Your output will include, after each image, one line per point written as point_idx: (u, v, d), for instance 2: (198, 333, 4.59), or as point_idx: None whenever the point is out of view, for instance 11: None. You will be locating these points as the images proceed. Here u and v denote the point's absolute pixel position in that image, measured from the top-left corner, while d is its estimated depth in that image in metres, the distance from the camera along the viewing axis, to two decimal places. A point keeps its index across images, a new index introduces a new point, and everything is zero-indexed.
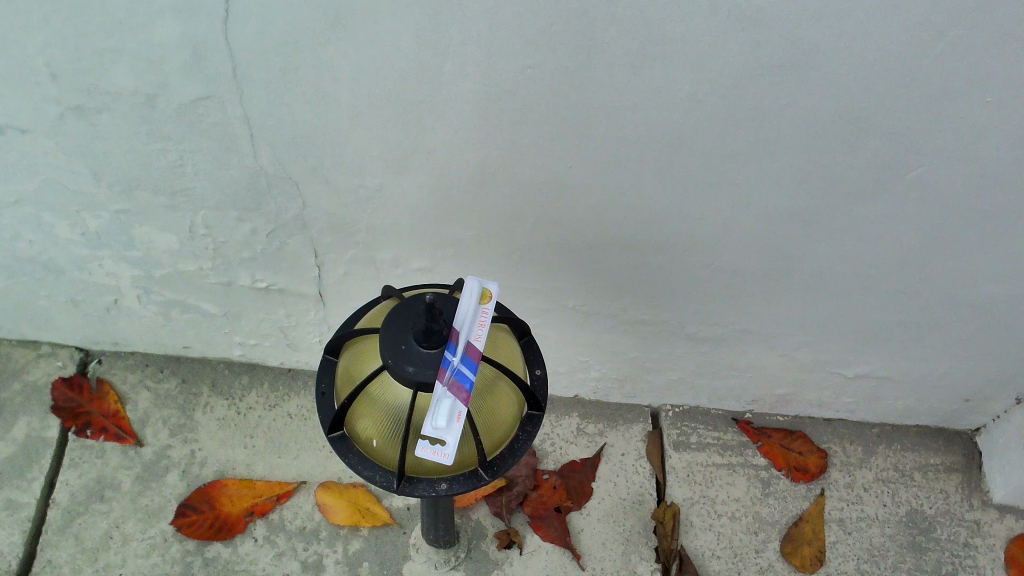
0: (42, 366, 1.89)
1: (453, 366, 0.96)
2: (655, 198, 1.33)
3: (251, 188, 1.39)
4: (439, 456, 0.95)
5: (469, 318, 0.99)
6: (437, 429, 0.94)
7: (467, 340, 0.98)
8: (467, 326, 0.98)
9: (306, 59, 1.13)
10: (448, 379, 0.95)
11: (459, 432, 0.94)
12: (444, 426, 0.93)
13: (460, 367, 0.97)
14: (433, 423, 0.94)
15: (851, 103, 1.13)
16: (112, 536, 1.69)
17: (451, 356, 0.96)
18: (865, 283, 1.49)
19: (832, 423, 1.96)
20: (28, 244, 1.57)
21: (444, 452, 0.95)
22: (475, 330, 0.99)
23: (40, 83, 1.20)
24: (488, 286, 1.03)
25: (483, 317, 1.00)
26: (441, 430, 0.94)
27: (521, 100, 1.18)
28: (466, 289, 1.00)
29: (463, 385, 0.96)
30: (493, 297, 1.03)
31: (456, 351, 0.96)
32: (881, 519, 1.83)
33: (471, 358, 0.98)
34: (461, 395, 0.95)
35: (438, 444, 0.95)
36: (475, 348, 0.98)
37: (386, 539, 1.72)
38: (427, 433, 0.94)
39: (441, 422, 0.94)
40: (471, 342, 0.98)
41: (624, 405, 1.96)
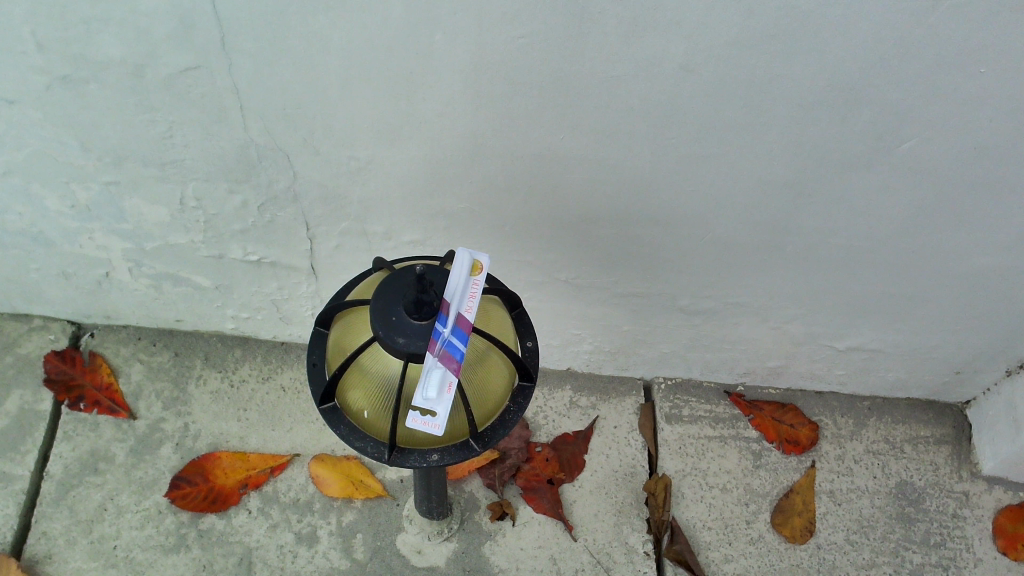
0: (34, 339, 1.88)
1: (443, 338, 0.95)
2: (648, 170, 1.32)
3: (242, 161, 1.38)
4: (429, 427, 0.95)
5: (459, 290, 0.98)
6: (427, 401, 0.94)
7: (457, 311, 0.97)
8: (457, 298, 0.97)
9: (294, 30, 1.12)
10: (439, 351, 0.94)
11: (448, 404, 0.94)
12: (434, 397, 0.93)
13: (451, 338, 0.96)
14: (422, 394, 0.93)
15: (845, 75, 1.12)
16: (107, 508, 1.70)
17: (441, 328, 0.95)
18: (857, 256, 1.49)
19: (824, 397, 1.97)
20: (18, 217, 1.56)
21: (434, 423, 0.95)
22: (466, 302, 0.98)
23: (26, 52, 1.18)
24: (479, 258, 1.02)
25: (473, 289, 0.99)
26: (431, 401, 0.93)
27: (512, 70, 1.16)
28: (456, 261, 0.99)
29: (453, 356, 0.96)
30: (484, 268, 1.01)
31: (447, 323, 0.95)
32: (871, 490, 1.85)
33: (461, 330, 0.97)
34: (452, 366, 0.95)
35: (429, 414, 0.95)
36: (466, 320, 0.97)
37: (380, 510, 1.73)
38: (417, 404, 0.94)
39: (431, 394, 0.94)
40: (462, 313, 0.97)
41: (617, 377, 1.96)
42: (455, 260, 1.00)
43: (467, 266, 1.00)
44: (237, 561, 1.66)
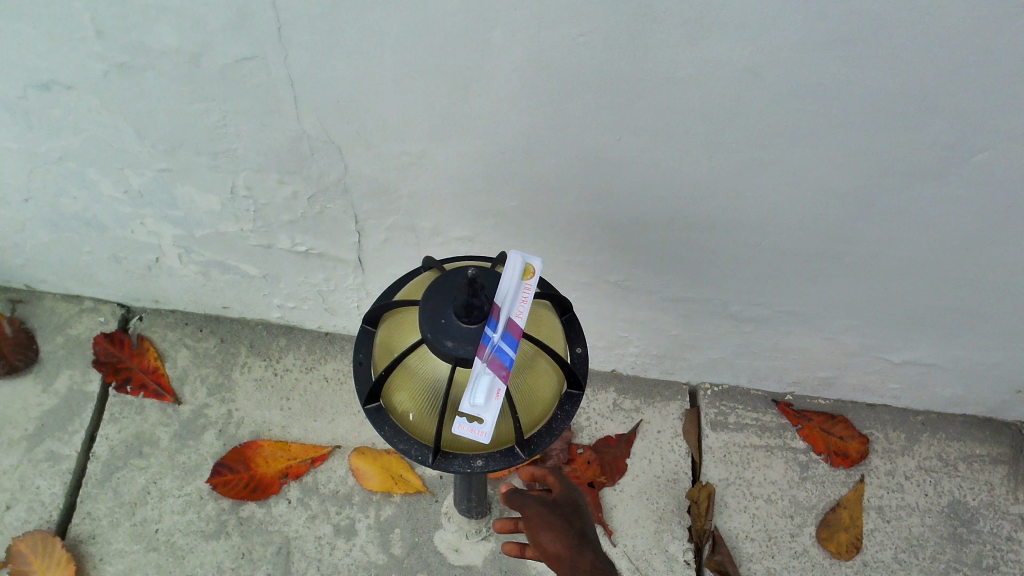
0: (84, 320, 1.91)
1: (493, 343, 0.93)
2: (706, 174, 1.29)
3: (295, 152, 1.37)
4: (476, 435, 0.93)
5: (511, 294, 0.96)
6: (475, 407, 0.92)
7: (508, 315, 0.95)
8: (508, 303, 0.95)
9: (350, 22, 1.10)
10: (488, 356, 0.93)
11: (497, 412, 0.92)
12: (482, 403, 0.91)
13: (501, 344, 0.94)
14: (471, 401, 0.92)
15: (918, 83, 1.07)
16: (150, 491, 1.71)
17: (491, 333, 0.94)
18: (919, 268, 1.44)
19: (875, 409, 1.91)
20: (72, 200, 1.57)
21: (482, 430, 0.92)
22: (517, 306, 0.96)
23: (85, 40, 1.18)
24: (531, 263, 1.00)
25: (524, 293, 0.97)
26: (479, 408, 0.91)
27: (570, 69, 1.13)
28: (506, 265, 0.98)
29: (503, 362, 0.93)
30: (536, 273, 1.00)
31: (497, 328, 0.93)
32: (922, 508, 1.79)
33: (512, 335, 0.95)
34: (501, 372, 0.93)
35: (476, 422, 0.93)
36: (516, 324, 0.95)
37: (419, 506, 1.72)
38: (465, 410, 0.92)
39: (479, 399, 0.92)
40: (513, 318, 0.95)
41: (662, 381, 1.93)
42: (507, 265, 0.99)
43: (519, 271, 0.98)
44: (276, 550, 1.66)
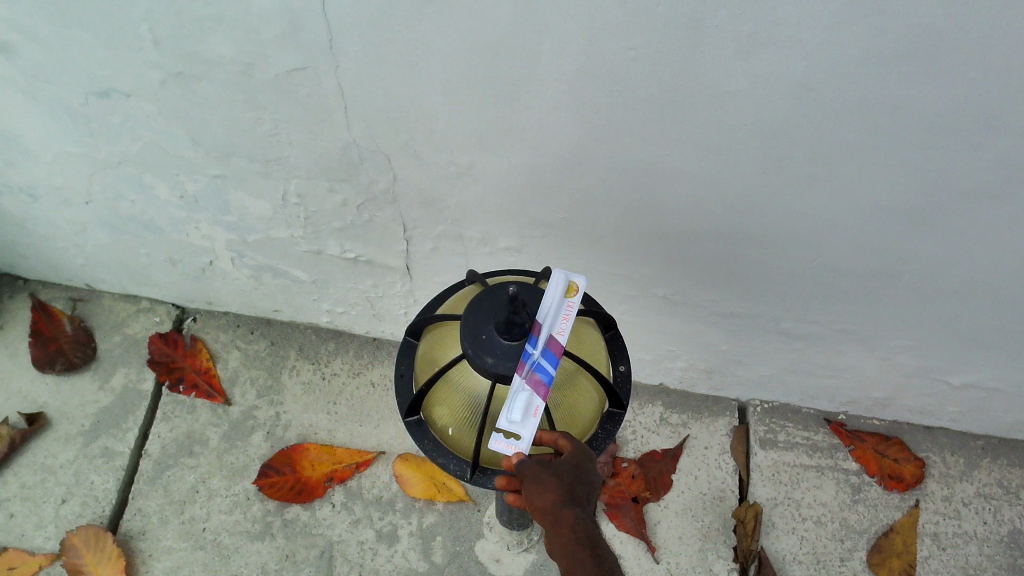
0: (141, 320, 1.95)
1: (532, 359, 0.92)
2: (759, 189, 1.26)
3: (345, 161, 1.38)
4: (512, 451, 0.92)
5: (552, 311, 0.95)
6: (512, 423, 0.92)
7: (549, 333, 0.94)
8: (550, 320, 0.95)
9: (400, 33, 1.10)
10: (527, 373, 0.92)
11: (533, 429, 0.92)
12: (519, 420, 0.91)
13: (541, 360, 0.93)
14: (508, 416, 0.91)
15: (983, 100, 1.03)
16: (199, 490, 1.74)
17: (532, 350, 0.93)
18: (981, 289, 1.39)
19: (933, 432, 1.85)
20: (130, 204, 1.61)
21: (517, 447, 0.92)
22: (559, 324, 0.96)
23: (143, 49, 1.21)
24: (574, 281, 1.00)
25: (567, 311, 0.97)
26: (516, 424, 0.91)
27: (620, 82, 1.12)
28: (551, 282, 0.98)
29: (542, 379, 0.93)
30: (580, 291, 0.99)
31: (537, 344, 0.93)
32: (980, 537, 1.73)
33: (552, 352, 0.94)
34: (539, 389, 0.92)
35: (513, 439, 0.93)
36: (557, 342, 0.95)
37: (461, 515, 1.72)
38: (501, 426, 0.92)
39: (516, 415, 0.91)
40: (554, 335, 0.95)
41: (710, 396, 1.90)
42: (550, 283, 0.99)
43: (563, 288, 0.98)
44: (319, 553, 1.68)
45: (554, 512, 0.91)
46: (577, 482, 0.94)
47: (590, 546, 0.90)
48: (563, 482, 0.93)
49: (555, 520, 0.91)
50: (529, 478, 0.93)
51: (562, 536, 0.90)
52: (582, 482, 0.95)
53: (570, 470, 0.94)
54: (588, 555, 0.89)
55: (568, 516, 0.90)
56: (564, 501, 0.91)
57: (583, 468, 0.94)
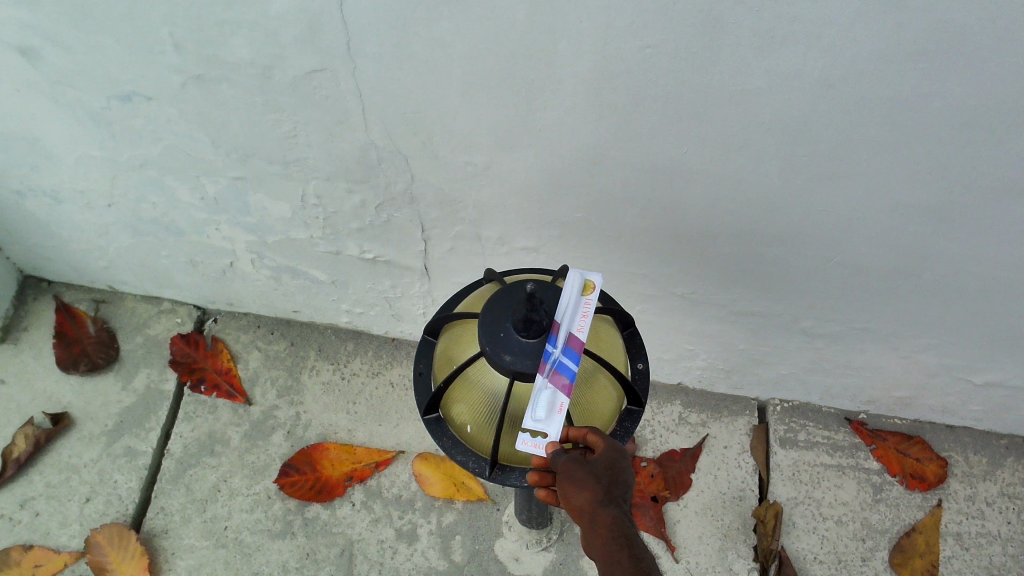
0: (162, 321, 1.97)
1: (553, 358, 0.93)
2: (777, 187, 1.25)
3: (363, 162, 1.39)
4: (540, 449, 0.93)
5: (569, 309, 0.96)
6: (538, 421, 0.92)
7: (568, 330, 0.95)
8: (568, 319, 0.95)
9: (417, 34, 1.11)
10: (548, 371, 0.92)
11: (559, 426, 0.92)
12: (544, 418, 0.92)
13: (562, 358, 0.94)
14: (533, 416, 0.92)
15: (1004, 97, 1.02)
16: (220, 489, 1.76)
17: (551, 349, 0.93)
18: (1005, 287, 1.37)
19: (956, 431, 1.84)
20: (152, 206, 1.62)
21: (544, 445, 0.93)
22: (577, 322, 0.96)
23: (164, 53, 1.22)
24: (591, 279, 1.01)
25: (585, 309, 0.97)
26: (542, 422, 0.92)
27: (637, 81, 1.12)
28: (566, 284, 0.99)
29: (564, 375, 0.93)
30: (597, 288, 1.00)
31: (556, 343, 0.93)
32: (1004, 537, 1.71)
33: (573, 349, 0.94)
34: (563, 386, 0.93)
35: (540, 436, 0.93)
36: (577, 339, 0.95)
37: (480, 514, 1.72)
38: (528, 426, 0.93)
39: (541, 413, 0.92)
40: (573, 333, 0.95)
41: (729, 395, 1.89)
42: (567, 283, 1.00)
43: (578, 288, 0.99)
44: (339, 552, 1.69)
45: (591, 511, 0.91)
46: (612, 482, 0.94)
47: (628, 546, 0.89)
48: (599, 481, 0.92)
49: (591, 519, 0.90)
50: (564, 474, 0.92)
51: (599, 536, 0.90)
52: (616, 482, 0.95)
53: (605, 469, 0.94)
54: (626, 552, 0.88)
55: (604, 514, 0.90)
56: (600, 500, 0.91)
57: (617, 466, 0.95)
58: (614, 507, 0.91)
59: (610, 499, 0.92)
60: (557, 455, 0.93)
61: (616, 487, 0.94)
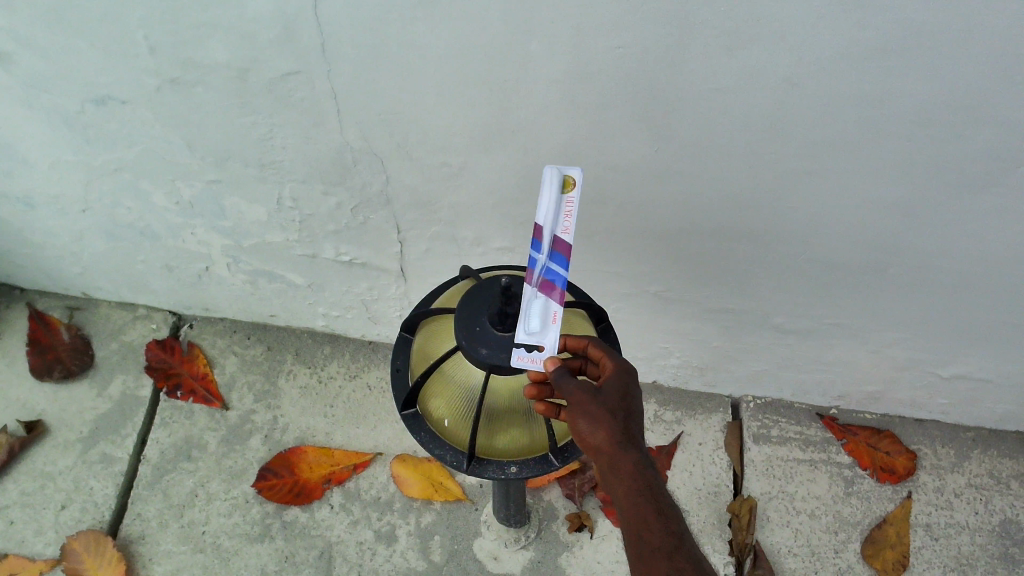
0: (138, 327, 1.97)
1: (540, 266, 0.95)
2: (746, 184, 1.28)
3: (339, 164, 1.40)
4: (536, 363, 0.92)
5: (552, 210, 0.94)
6: (531, 335, 0.93)
7: (552, 235, 0.94)
8: (551, 220, 0.94)
9: (392, 35, 1.12)
10: (536, 281, 0.95)
11: (554, 336, 0.93)
12: (538, 329, 0.93)
13: (549, 264, 0.95)
14: (526, 328, 0.93)
15: (962, 93, 1.06)
16: (197, 494, 1.75)
17: (537, 256, 0.95)
18: (968, 280, 1.41)
19: (923, 424, 1.88)
20: (127, 211, 1.62)
21: (540, 358, 0.92)
22: (563, 221, 0.95)
23: (139, 56, 1.23)
24: (570, 173, 0.96)
25: (568, 208, 0.95)
26: (536, 334, 0.93)
27: (608, 80, 1.14)
28: (545, 180, 0.95)
29: (554, 283, 0.95)
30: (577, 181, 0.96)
31: (541, 249, 0.94)
32: (973, 527, 1.75)
33: (560, 254, 0.94)
34: (553, 296, 0.94)
35: (534, 350, 0.93)
36: (563, 241, 0.94)
37: (459, 514, 1.73)
38: (521, 339, 0.93)
39: (534, 326, 0.93)
40: (558, 236, 0.94)
41: (703, 393, 1.92)
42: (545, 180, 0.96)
43: (558, 184, 0.95)
44: (318, 554, 1.69)
45: (612, 456, 0.91)
46: (625, 412, 0.93)
47: (653, 496, 0.91)
48: (615, 417, 0.92)
49: (612, 463, 0.91)
50: (577, 407, 0.91)
51: (622, 484, 0.91)
52: (630, 408, 0.95)
53: (616, 399, 0.93)
54: (651, 504, 0.91)
55: (625, 458, 0.91)
56: (618, 440, 0.91)
57: (628, 392, 0.95)
58: (633, 445, 0.92)
59: (628, 437, 0.92)
60: (562, 376, 0.91)
61: (631, 419, 0.94)
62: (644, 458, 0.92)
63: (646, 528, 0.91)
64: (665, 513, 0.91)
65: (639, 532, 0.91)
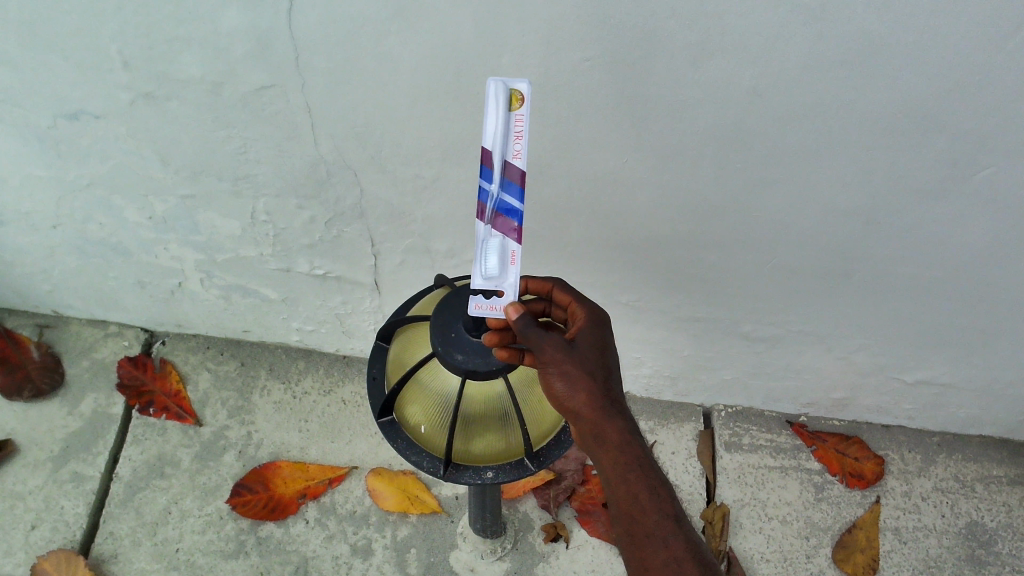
0: (109, 344, 1.96)
1: (493, 200, 0.86)
2: (714, 194, 1.31)
3: (313, 177, 1.42)
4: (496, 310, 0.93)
5: (500, 135, 0.84)
6: (490, 279, 0.89)
7: (503, 162, 0.85)
8: (500, 146, 0.84)
9: (365, 49, 1.14)
10: (489, 217, 0.87)
11: (513, 276, 0.90)
12: (497, 273, 0.88)
13: (502, 196, 0.86)
14: (484, 273, 0.89)
15: (918, 103, 1.09)
16: (171, 511, 1.74)
17: (488, 187, 0.86)
18: (929, 286, 1.45)
19: (890, 430, 1.91)
20: (99, 227, 1.62)
21: (500, 305, 0.93)
22: (513, 145, 0.85)
23: (113, 70, 1.23)
24: (517, 82, 0.85)
25: (518, 127, 0.85)
26: (494, 279, 0.89)
27: (578, 92, 1.17)
28: (490, 97, 0.84)
29: (509, 217, 0.88)
30: (526, 92, 0.85)
31: (492, 181, 0.85)
32: (940, 530, 1.78)
33: (513, 184, 0.86)
34: (509, 232, 0.88)
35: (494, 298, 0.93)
36: (514, 169, 0.85)
37: (435, 526, 1.74)
38: (479, 285, 0.90)
39: (492, 268, 0.88)
40: (510, 162, 0.85)
41: (675, 403, 1.94)
42: (488, 96, 0.84)
43: (505, 101, 0.84)
44: (293, 569, 1.68)
45: (596, 426, 0.98)
46: (598, 370, 0.99)
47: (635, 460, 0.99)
48: (592, 380, 0.98)
49: (595, 431, 0.98)
50: (552, 366, 0.96)
51: (608, 454, 0.99)
52: (601, 363, 1.01)
53: (588, 358, 0.99)
54: (635, 468, 1.00)
55: (608, 425, 0.98)
56: (597, 404, 0.98)
57: (596, 349, 1.01)
58: (612, 411, 0.99)
59: (607, 401, 0.99)
60: (526, 325, 0.93)
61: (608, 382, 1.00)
62: (623, 420, 0.99)
63: (634, 489, 1.00)
64: (647, 470, 1.00)
65: (630, 508, 1.01)
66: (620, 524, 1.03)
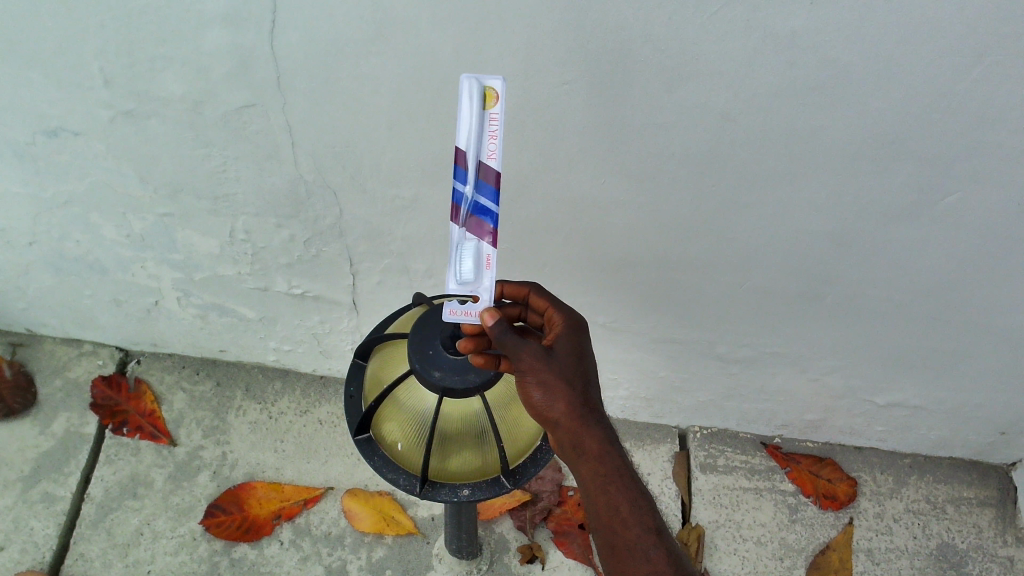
0: (83, 363, 1.94)
1: (468, 202, 0.87)
2: (689, 216, 1.33)
3: (292, 196, 1.42)
4: (470, 317, 0.94)
5: (474, 136, 0.84)
6: (465, 283, 0.90)
7: (477, 163, 0.85)
8: (473, 146, 0.84)
9: (345, 69, 1.16)
10: (464, 219, 0.88)
11: (489, 281, 0.90)
12: (473, 277, 0.89)
13: (477, 197, 0.87)
14: (459, 278, 0.89)
15: (886, 129, 1.12)
16: (143, 532, 1.72)
17: (462, 188, 0.86)
18: (899, 309, 1.48)
19: (863, 451, 1.93)
20: (76, 244, 1.62)
21: (475, 311, 0.93)
22: (487, 145, 0.85)
23: (94, 87, 1.24)
24: (490, 81, 0.85)
25: (492, 127, 0.85)
26: (470, 285, 0.90)
27: (555, 114, 1.19)
28: (463, 96, 0.84)
29: (484, 222, 0.88)
30: (500, 92, 0.85)
31: (467, 182, 0.85)
32: (911, 551, 1.80)
33: (487, 186, 0.86)
34: (484, 234, 0.88)
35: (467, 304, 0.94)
36: (489, 170, 0.86)
37: (410, 548, 1.73)
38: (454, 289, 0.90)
39: (467, 272, 0.89)
40: (484, 163, 0.85)
41: (651, 424, 1.96)
42: (462, 94, 0.85)
43: (478, 100, 0.85)
44: None
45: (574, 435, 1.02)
46: (575, 379, 1.03)
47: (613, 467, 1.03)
48: (570, 389, 1.01)
49: (574, 440, 1.02)
50: (531, 378, 0.99)
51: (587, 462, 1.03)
52: (578, 372, 1.04)
53: (566, 367, 1.03)
54: (613, 475, 1.03)
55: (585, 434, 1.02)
56: (575, 412, 1.01)
57: (573, 358, 1.04)
58: (590, 420, 1.03)
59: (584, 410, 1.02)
60: (501, 332, 0.93)
61: (584, 391, 1.04)
62: (600, 427, 1.03)
63: (613, 496, 1.04)
64: (625, 476, 1.04)
65: (611, 519, 1.04)
66: (601, 534, 1.06)
